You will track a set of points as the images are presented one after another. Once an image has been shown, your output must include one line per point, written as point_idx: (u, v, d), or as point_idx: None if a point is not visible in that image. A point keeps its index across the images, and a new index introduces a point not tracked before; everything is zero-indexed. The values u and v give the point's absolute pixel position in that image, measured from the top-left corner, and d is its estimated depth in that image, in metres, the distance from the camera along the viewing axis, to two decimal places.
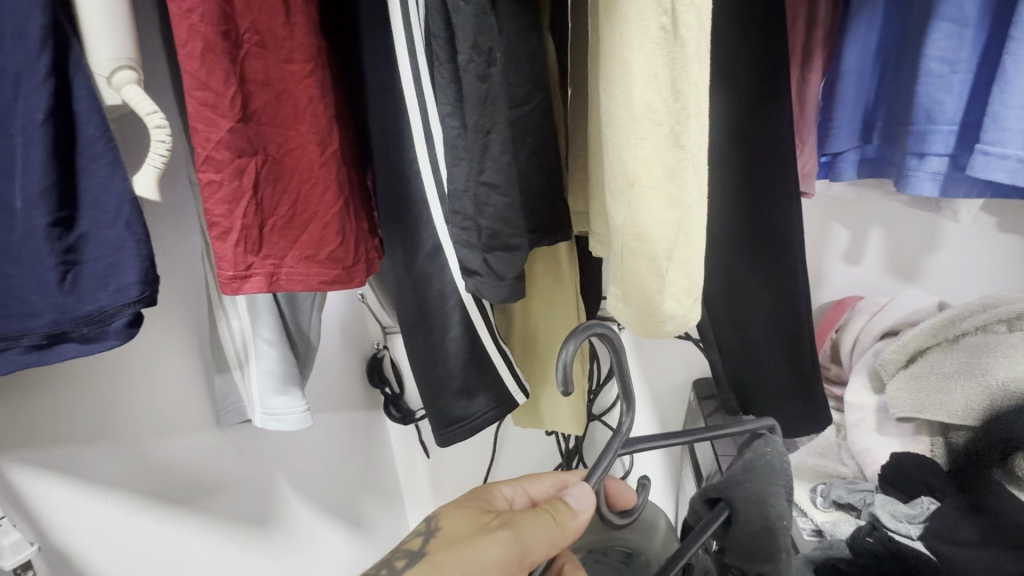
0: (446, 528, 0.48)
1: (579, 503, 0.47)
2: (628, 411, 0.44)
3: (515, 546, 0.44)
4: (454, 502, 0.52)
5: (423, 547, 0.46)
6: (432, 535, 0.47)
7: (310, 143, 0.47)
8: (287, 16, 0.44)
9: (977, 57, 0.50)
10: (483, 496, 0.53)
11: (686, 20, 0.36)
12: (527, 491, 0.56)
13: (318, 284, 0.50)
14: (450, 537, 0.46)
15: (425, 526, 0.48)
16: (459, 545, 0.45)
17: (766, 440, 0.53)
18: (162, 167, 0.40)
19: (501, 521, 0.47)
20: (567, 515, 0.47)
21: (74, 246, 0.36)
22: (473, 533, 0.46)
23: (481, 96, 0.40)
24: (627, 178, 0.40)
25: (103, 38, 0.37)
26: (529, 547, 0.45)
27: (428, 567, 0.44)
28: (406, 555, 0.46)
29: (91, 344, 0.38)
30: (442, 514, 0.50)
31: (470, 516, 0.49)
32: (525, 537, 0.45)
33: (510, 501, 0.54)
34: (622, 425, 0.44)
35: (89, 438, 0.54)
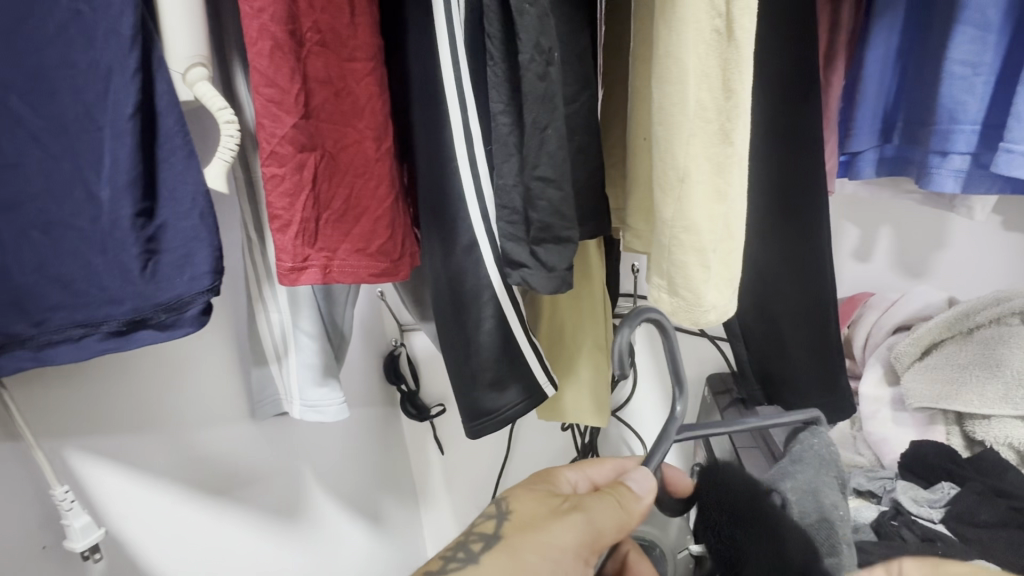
0: (518, 511, 0.51)
1: (640, 488, 0.51)
2: (680, 396, 0.49)
3: (587, 528, 0.48)
4: (522, 487, 0.55)
5: (498, 531, 0.49)
6: (504, 518, 0.50)
7: (365, 139, 0.48)
8: (350, 16, 0.45)
9: (999, 61, 0.52)
10: (549, 481, 0.57)
11: (741, 23, 0.37)
12: (590, 477, 0.59)
13: (367, 277, 0.51)
14: (522, 522, 0.49)
15: (497, 508, 0.52)
16: (534, 529, 0.48)
17: (813, 431, 0.53)
18: (230, 160, 0.42)
19: (571, 505, 0.50)
20: (632, 497, 0.51)
21: (155, 235, 0.37)
22: (545, 516, 0.49)
23: (539, 93, 0.42)
24: (678, 174, 0.42)
25: (181, 36, 0.38)
26: (601, 528, 0.48)
27: (506, 549, 0.47)
28: (481, 538, 0.48)
29: (165, 332, 0.39)
30: (511, 498, 0.53)
31: (539, 500, 0.52)
32: (596, 521, 0.48)
33: (574, 485, 0.58)
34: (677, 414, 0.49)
35: (140, 427, 0.56)
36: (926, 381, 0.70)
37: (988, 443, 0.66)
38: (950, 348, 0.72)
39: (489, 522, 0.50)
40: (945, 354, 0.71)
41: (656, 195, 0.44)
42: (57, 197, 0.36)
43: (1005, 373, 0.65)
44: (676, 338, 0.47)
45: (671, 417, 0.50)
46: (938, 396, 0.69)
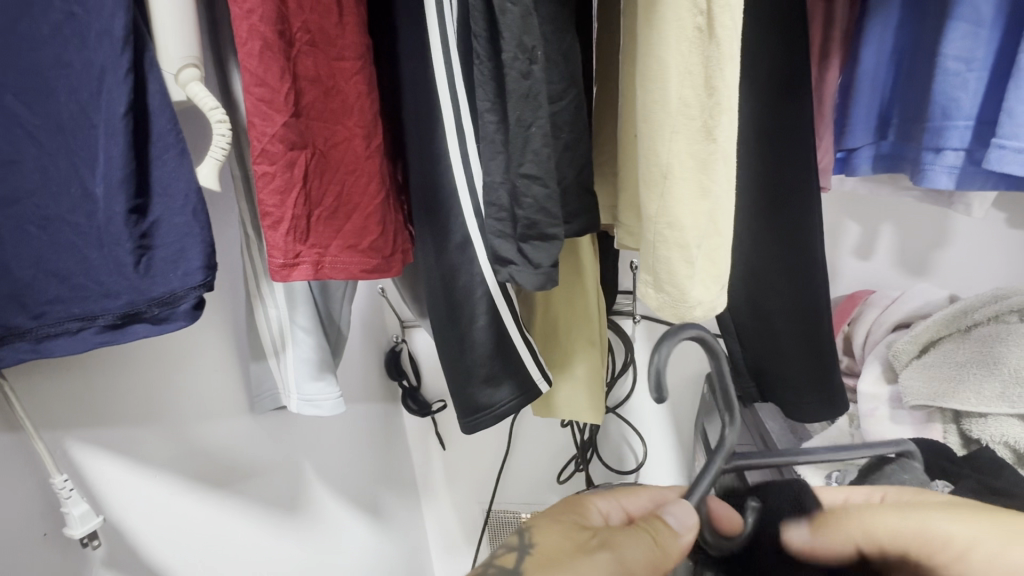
0: (540, 545, 0.46)
1: (681, 524, 0.44)
2: (730, 424, 0.42)
3: (616, 567, 0.42)
4: (547, 518, 0.50)
5: (518, 567, 0.44)
6: (526, 551, 0.45)
7: (355, 137, 0.49)
8: (339, 16, 0.46)
9: (992, 56, 0.52)
10: (578, 511, 0.52)
11: (722, 20, 0.37)
12: (622, 505, 0.54)
13: (359, 272, 0.52)
14: (547, 557, 0.44)
15: (518, 539, 0.47)
16: (556, 567, 0.43)
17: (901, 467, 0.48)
18: (222, 158, 0.43)
19: (599, 541, 0.45)
20: (669, 534, 0.44)
21: (148, 232, 0.38)
22: (570, 553, 0.45)
23: (523, 91, 0.43)
24: (662, 170, 0.42)
25: (173, 36, 0.39)
26: (631, 567, 0.43)
27: None
28: (497, 573, 0.44)
29: (159, 325, 0.41)
30: (534, 530, 0.48)
31: (564, 534, 0.47)
32: (626, 560, 0.43)
33: (606, 515, 0.53)
34: (728, 441, 0.42)
35: (141, 419, 0.57)
36: (924, 379, 0.70)
37: (983, 441, 0.64)
38: (947, 347, 0.71)
39: (509, 554, 0.45)
40: (943, 353, 0.71)
41: (642, 191, 0.45)
42: (54, 193, 0.37)
43: (1002, 370, 0.64)
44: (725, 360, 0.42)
45: (719, 448, 0.43)
46: (936, 395, 0.68)
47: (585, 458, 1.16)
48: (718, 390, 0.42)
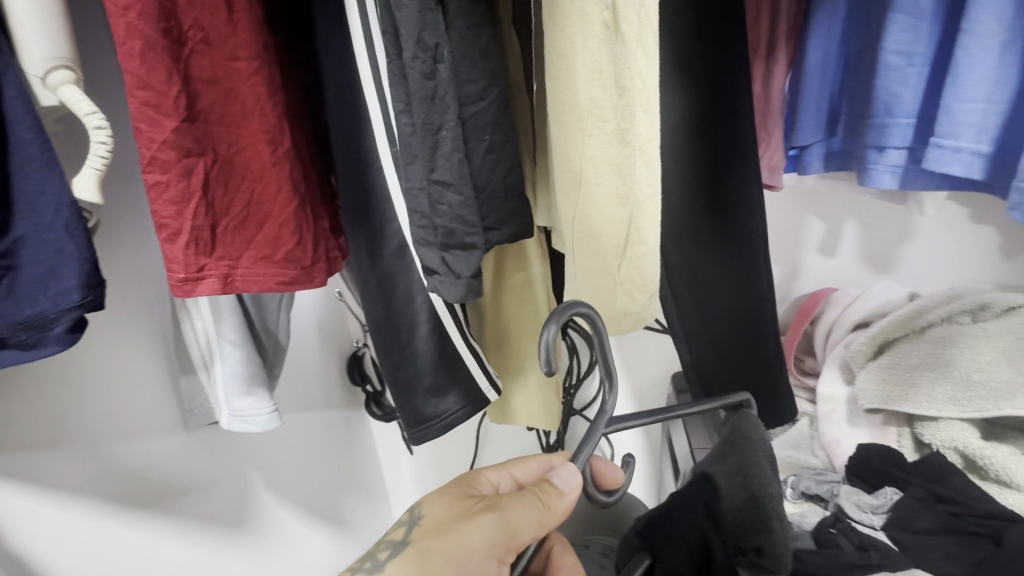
0: (430, 515, 0.44)
1: (565, 483, 0.43)
2: (610, 390, 0.43)
3: (501, 529, 0.41)
4: (437, 489, 0.48)
5: (407, 537, 0.43)
6: (415, 523, 0.44)
7: (260, 142, 0.46)
8: (229, 13, 0.43)
9: (932, 49, 0.50)
10: (467, 482, 0.50)
11: (626, 16, 0.35)
12: (513, 475, 0.52)
13: (275, 285, 0.50)
14: (434, 525, 0.43)
15: (408, 515, 0.45)
16: (442, 533, 0.42)
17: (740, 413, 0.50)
18: (103, 168, 0.40)
19: (484, 505, 0.44)
20: (554, 496, 0.43)
21: (11, 251, 0.36)
22: (456, 519, 0.43)
23: (427, 93, 0.40)
24: (576, 177, 0.39)
25: (35, 38, 0.36)
26: (516, 530, 0.42)
27: (412, 558, 0.41)
28: (389, 545, 0.43)
29: (31, 351, 0.38)
30: (424, 502, 0.47)
31: (453, 502, 0.46)
32: (511, 522, 0.42)
33: (496, 485, 0.51)
34: (607, 407, 0.41)
35: (48, 442, 0.54)
36: (877, 380, 0.67)
37: (934, 446, 0.63)
38: (903, 347, 0.68)
39: (399, 530, 0.44)
40: (897, 353, 0.68)
41: (559, 198, 0.42)
42: None
43: (954, 373, 0.62)
44: (609, 336, 0.39)
45: (600, 411, 0.42)
46: (889, 397, 0.66)
47: None
48: (599, 361, 0.41)
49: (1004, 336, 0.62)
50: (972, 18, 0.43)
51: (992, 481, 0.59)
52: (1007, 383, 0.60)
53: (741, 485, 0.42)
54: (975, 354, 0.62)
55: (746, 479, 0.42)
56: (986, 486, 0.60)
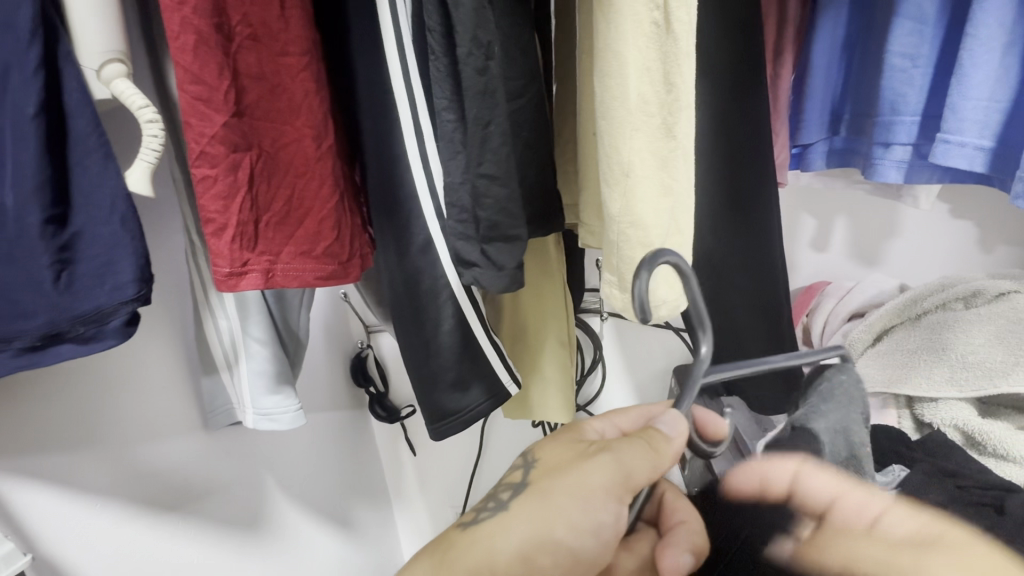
0: (546, 459, 0.46)
1: (671, 429, 0.42)
2: (704, 338, 0.38)
3: (615, 469, 0.41)
4: (549, 436, 0.49)
5: (526, 478, 0.44)
6: (532, 466, 0.45)
7: (305, 137, 0.46)
8: (281, 9, 0.43)
9: (936, 53, 0.54)
10: (572, 429, 0.50)
11: (678, 16, 0.37)
12: (618, 424, 0.51)
13: (313, 280, 0.50)
14: (551, 466, 0.44)
15: (523, 459, 0.47)
16: (563, 473, 0.43)
17: (839, 368, 0.46)
18: (154, 162, 0.39)
19: (598, 447, 0.44)
20: (662, 440, 0.42)
21: (69, 244, 0.35)
22: (573, 460, 0.44)
23: (479, 88, 0.42)
24: (623, 169, 0.41)
25: (93, 31, 0.36)
26: (630, 472, 0.41)
27: (536, 495, 0.42)
28: (511, 487, 0.44)
29: (88, 345, 0.38)
30: (540, 448, 0.48)
31: (567, 446, 0.47)
32: (624, 464, 0.41)
33: (603, 434, 0.50)
34: (703, 355, 0.38)
35: (75, 444, 0.53)
36: (879, 367, 0.72)
37: (935, 425, 0.67)
38: (900, 334, 0.73)
39: (516, 472, 0.46)
40: (895, 341, 0.73)
41: (604, 190, 0.44)
42: None
43: (950, 356, 0.66)
44: (700, 283, 0.36)
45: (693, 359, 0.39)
46: (890, 381, 0.71)
47: None
48: (690, 311, 0.38)
49: (995, 320, 0.66)
50: (976, 23, 0.47)
51: (989, 455, 0.63)
52: (1000, 362, 0.63)
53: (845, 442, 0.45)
54: (969, 337, 0.66)
55: (846, 435, 0.45)
56: (984, 460, 0.63)
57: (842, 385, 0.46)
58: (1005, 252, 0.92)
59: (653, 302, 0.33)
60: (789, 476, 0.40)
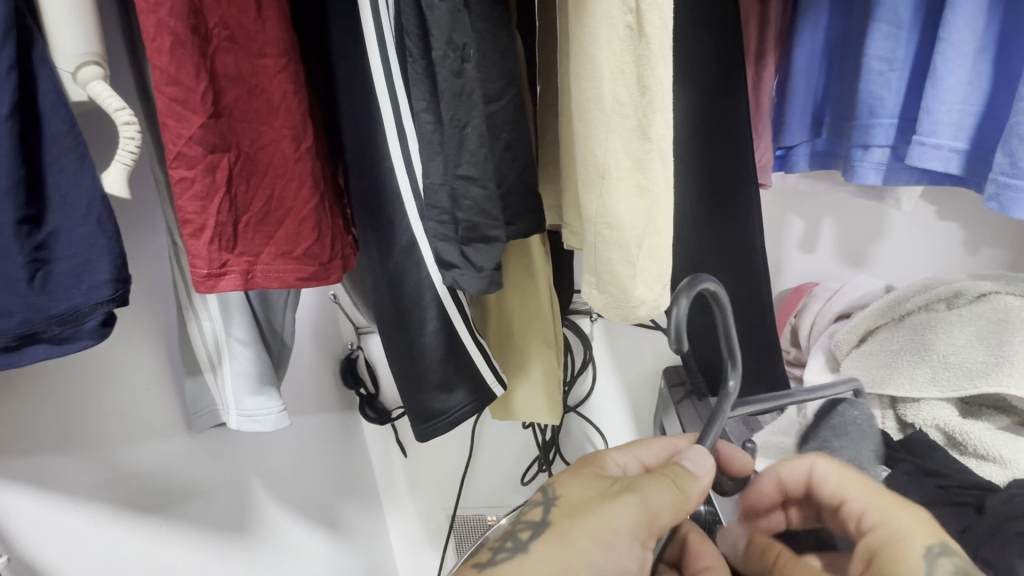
0: (567, 496, 0.44)
1: (698, 467, 0.44)
2: (733, 372, 0.41)
3: (642, 511, 0.41)
4: (569, 471, 0.48)
5: (546, 517, 0.43)
6: (553, 504, 0.44)
7: (283, 138, 0.47)
8: (258, 11, 0.43)
9: (912, 56, 0.54)
10: (591, 466, 0.49)
11: (649, 20, 0.37)
12: (639, 459, 0.51)
13: (295, 280, 0.50)
14: (574, 506, 0.43)
15: (543, 495, 0.45)
16: (586, 513, 0.41)
17: (853, 404, 0.64)
18: (131, 163, 0.39)
19: (622, 486, 0.44)
20: (689, 478, 0.43)
21: (45, 243, 0.36)
22: (597, 500, 0.43)
23: (455, 91, 0.42)
24: (599, 170, 0.41)
25: (67, 31, 0.36)
26: (656, 512, 0.41)
27: (558, 538, 0.40)
28: (529, 526, 0.42)
29: (63, 345, 0.38)
30: (559, 484, 0.46)
31: (588, 482, 0.46)
32: (650, 503, 0.42)
33: (624, 468, 0.50)
34: (730, 390, 0.41)
35: (56, 446, 0.53)
36: (863, 367, 0.72)
37: (917, 425, 0.67)
38: (886, 335, 0.73)
39: (536, 510, 0.44)
40: (880, 341, 0.74)
41: (581, 191, 0.44)
42: None
43: (933, 357, 0.67)
44: (733, 318, 0.40)
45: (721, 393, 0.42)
46: (878, 382, 0.70)
47: (548, 458, 1.16)
48: (722, 344, 0.41)
49: (977, 321, 0.66)
50: (949, 27, 0.47)
51: (970, 455, 0.63)
52: (980, 363, 0.63)
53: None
54: (952, 339, 0.66)
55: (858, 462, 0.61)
56: (965, 459, 0.63)
57: (854, 420, 0.63)
58: (990, 253, 0.92)
59: (686, 335, 0.37)
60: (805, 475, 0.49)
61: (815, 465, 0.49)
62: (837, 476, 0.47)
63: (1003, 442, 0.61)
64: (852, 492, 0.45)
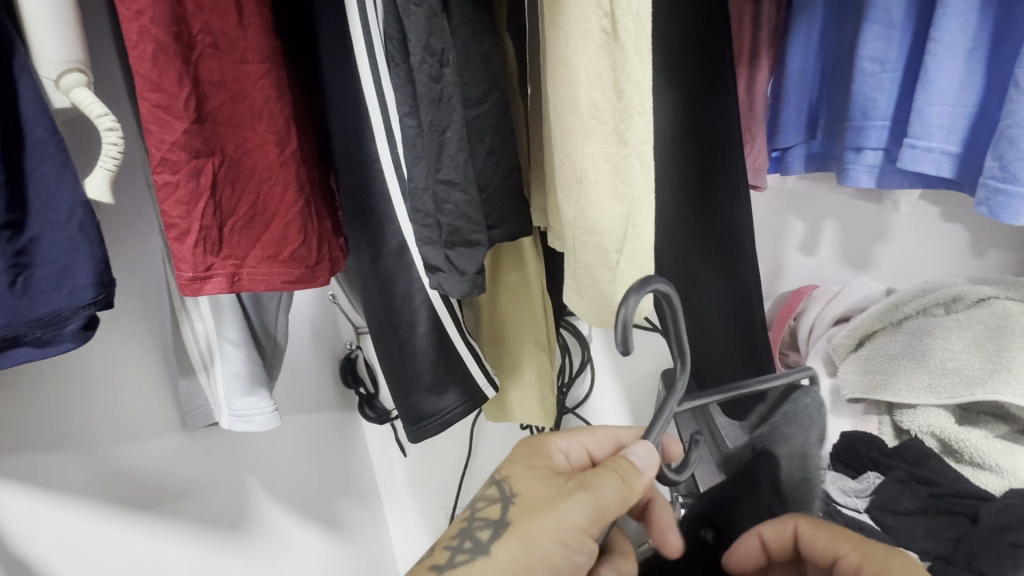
0: (522, 494, 0.43)
1: (644, 462, 0.43)
2: (684, 372, 0.38)
3: (593, 510, 0.41)
4: (519, 462, 0.47)
5: (505, 516, 0.42)
6: (510, 501, 0.43)
7: (267, 143, 0.47)
8: (239, 18, 0.44)
9: (905, 57, 0.53)
10: (540, 453, 0.49)
11: (625, 23, 0.37)
12: (584, 445, 0.50)
13: (280, 283, 0.51)
14: (531, 503, 0.42)
15: (498, 490, 0.44)
16: (542, 513, 0.41)
17: (805, 391, 0.47)
18: (114, 169, 0.40)
19: (574, 482, 0.43)
20: (635, 474, 0.42)
21: (26, 249, 0.36)
22: (550, 498, 0.42)
23: (435, 96, 0.42)
24: (577, 175, 0.41)
25: (50, 40, 0.36)
26: (605, 508, 0.42)
27: (517, 538, 0.41)
28: (487, 523, 0.42)
29: (44, 348, 0.39)
30: (512, 478, 0.45)
31: (539, 475, 0.45)
32: (600, 500, 0.42)
33: (567, 455, 0.50)
34: (678, 391, 0.38)
35: (48, 445, 0.54)
36: (858, 372, 0.71)
37: (913, 432, 0.66)
38: (882, 339, 0.72)
39: (493, 506, 0.43)
40: (878, 345, 0.72)
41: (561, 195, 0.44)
42: None
43: (930, 362, 0.65)
44: (684, 321, 0.37)
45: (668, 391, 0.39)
46: (870, 387, 0.69)
47: None
48: (671, 343, 0.38)
49: (975, 326, 0.65)
50: (940, 28, 0.47)
51: (966, 463, 0.63)
52: (977, 370, 0.62)
53: (802, 467, 0.45)
54: (948, 344, 0.65)
55: (806, 458, 0.45)
56: (961, 468, 0.63)
57: (805, 408, 0.46)
58: (996, 255, 0.90)
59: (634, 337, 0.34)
60: (788, 534, 0.46)
61: (796, 526, 0.45)
62: (820, 531, 0.45)
63: (1000, 451, 0.60)
64: (843, 546, 0.43)
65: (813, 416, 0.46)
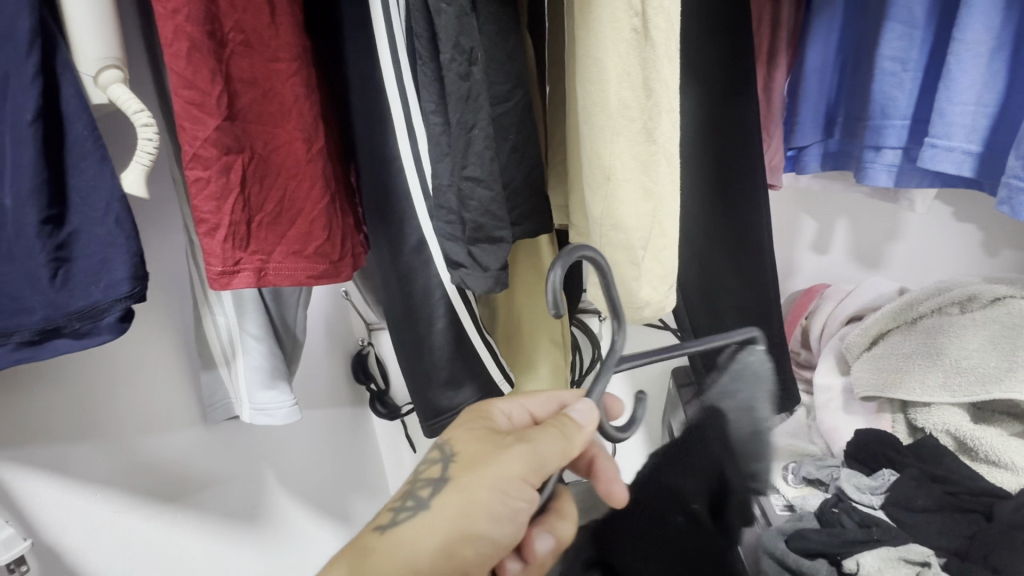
0: (462, 451, 0.41)
1: (585, 417, 0.40)
2: (619, 328, 0.37)
3: (530, 462, 0.38)
4: (458, 425, 0.44)
5: (445, 472, 0.39)
6: (450, 460, 0.40)
7: (296, 140, 0.48)
8: (271, 16, 0.45)
9: (926, 57, 0.54)
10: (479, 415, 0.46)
11: (656, 23, 0.38)
12: (526, 408, 0.48)
13: (305, 278, 0.51)
14: (468, 458, 0.40)
15: (439, 452, 0.41)
16: (480, 467, 0.39)
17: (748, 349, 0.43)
18: (150, 165, 0.40)
19: (513, 438, 0.40)
20: (573, 428, 0.40)
21: (65, 243, 0.37)
22: (488, 452, 0.40)
23: (463, 94, 0.43)
24: (604, 172, 0.42)
25: (89, 38, 0.37)
26: (543, 462, 0.38)
27: (456, 492, 0.38)
28: (429, 482, 0.39)
29: (83, 339, 0.40)
30: (450, 439, 0.43)
31: (480, 436, 0.43)
32: (537, 452, 0.38)
33: (509, 418, 0.47)
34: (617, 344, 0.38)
35: (75, 436, 0.55)
36: (873, 369, 0.71)
37: (927, 430, 0.66)
38: (895, 339, 0.72)
39: (434, 466, 0.40)
40: (890, 345, 0.72)
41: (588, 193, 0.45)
42: None
43: (944, 361, 0.66)
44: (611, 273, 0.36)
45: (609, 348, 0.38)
46: (885, 385, 0.69)
47: None
48: (609, 305, 0.37)
49: (990, 324, 0.65)
50: (963, 27, 0.48)
51: (981, 461, 0.63)
52: (994, 368, 0.63)
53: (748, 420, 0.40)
54: (964, 343, 0.65)
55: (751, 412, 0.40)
56: (975, 465, 0.63)
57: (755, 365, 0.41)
58: (1009, 255, 0.88)
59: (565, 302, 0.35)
60: None
61: None
62: None
63: (1014, 449, 0.61)
64: None
65: (759, 376, 0.42)
